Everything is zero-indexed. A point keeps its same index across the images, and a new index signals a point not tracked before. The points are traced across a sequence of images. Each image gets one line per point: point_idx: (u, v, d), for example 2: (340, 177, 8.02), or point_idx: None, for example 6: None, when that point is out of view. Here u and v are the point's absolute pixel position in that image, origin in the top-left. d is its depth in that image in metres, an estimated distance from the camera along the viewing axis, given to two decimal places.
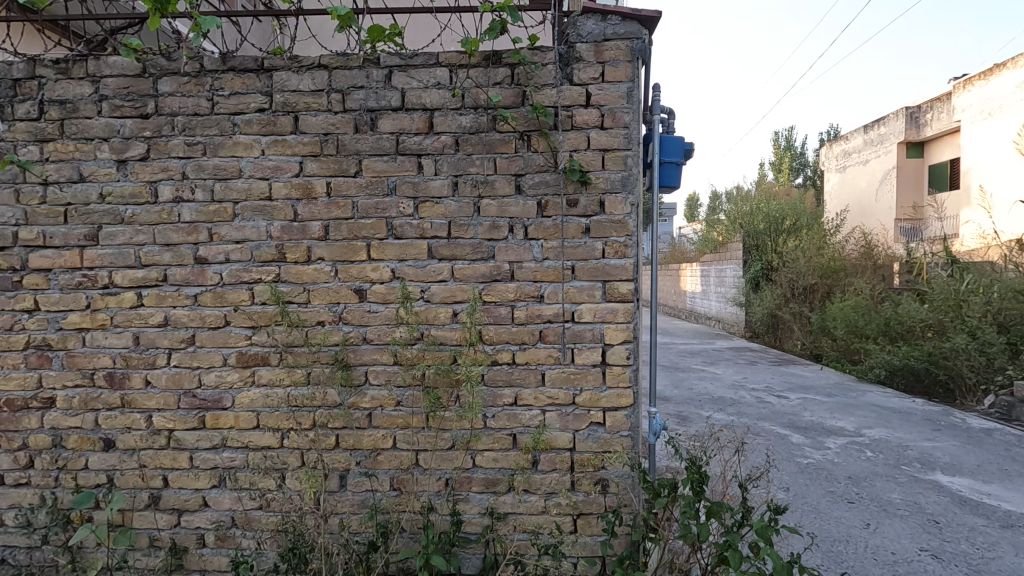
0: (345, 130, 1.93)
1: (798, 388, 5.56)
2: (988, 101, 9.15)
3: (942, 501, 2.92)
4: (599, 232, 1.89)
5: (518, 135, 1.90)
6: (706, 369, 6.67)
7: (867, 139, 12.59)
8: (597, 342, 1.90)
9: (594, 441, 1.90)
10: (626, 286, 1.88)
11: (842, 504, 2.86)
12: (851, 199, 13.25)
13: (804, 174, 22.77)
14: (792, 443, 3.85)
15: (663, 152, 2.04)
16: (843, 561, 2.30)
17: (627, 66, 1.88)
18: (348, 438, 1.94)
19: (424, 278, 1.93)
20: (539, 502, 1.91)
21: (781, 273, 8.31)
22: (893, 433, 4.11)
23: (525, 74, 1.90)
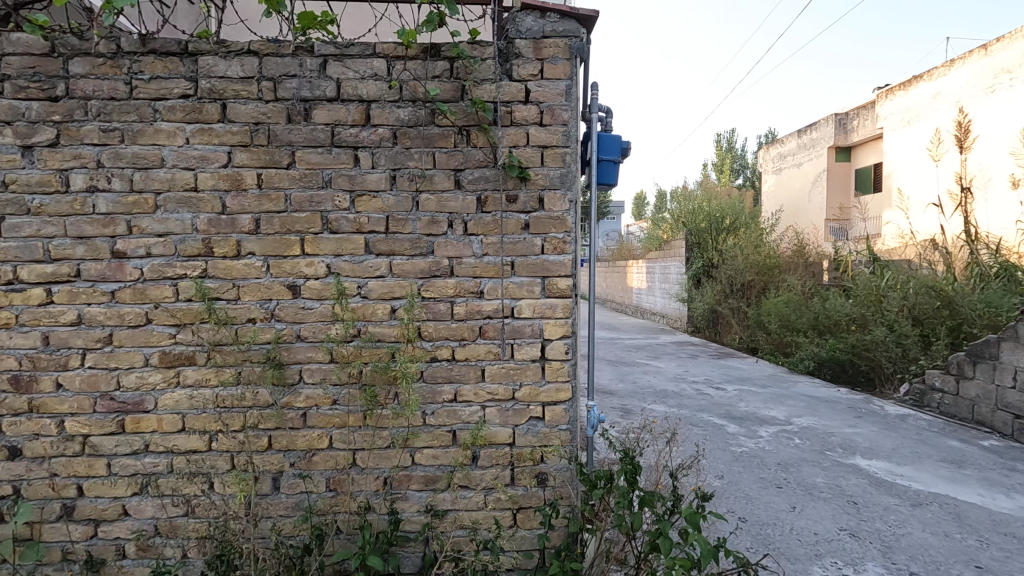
0: (277, 120, 1.86)
1: (735, 380, 5.81)
2: (908, 110, 9.81)
3: (861, 484, 3.12)
4: (538, 228, 1.90)
5: (457, 130, 1.88)
6: (650, 362, 6.87)
7: (801, 143, 13.28)
8: (537, 338, 1.91)
9: (534, 436, 1.92)
10: (564, 281, 1.91)
11: (771, 489, 3.01)
12: (786, 199, 13.95)
13: (744, 175, 23.78)
14: (727, 433, 4.02)
15: (602, 150, 2.08)
16: (770, 543, 2.42)
17: (566, 64, 1.89)
18: (281, 439, 1.88)
19: (361, 273, 1.88)
20: (479, 498, 1.91)
21: (721, 270, 8.65)
22: (819, 420, 4.37)
23: (464, 68, 1.89)
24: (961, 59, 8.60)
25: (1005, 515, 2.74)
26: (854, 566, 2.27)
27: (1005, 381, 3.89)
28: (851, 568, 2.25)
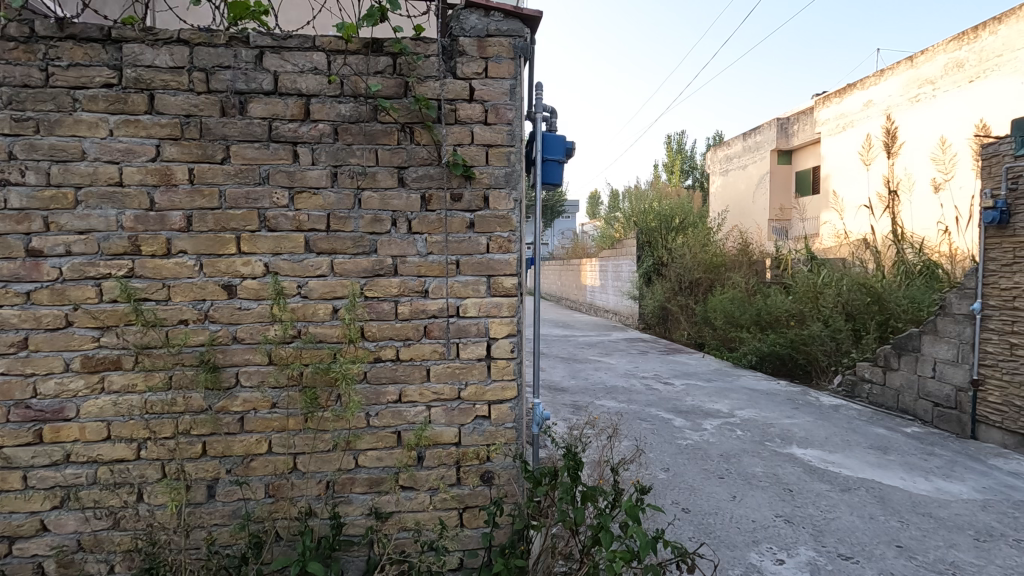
0: (210, 113, 1.78)
1: (682, 375, 5.99)
2: (843, 117, 10.34)
3: (796, 472, 3.28)
4: (483, 227, 1.90)
5: (400, 127, 1.86)
6: (602, 359, 6.99)
7: (745, 145, 13.80)
8: (482, 336, 1.91)
9: (480, 434, 1.92)
10: (510, 280, 1.91)
11: (713, 480, 3.12)
12: (733, 200, 14.49)
13: (693, 176, 24.50)
14: (674, 427, 4.13)
15: (547, 150, 2.10)
16: (711, 532, 2.51)
17: (510, 63, 1.90)
18: (216, 445, 1.81)
19: (301, 272, 1.83)
20: (425, 498, 1.89)
21: (671, 268, 8.90)
22: (759, 412, 4.56)
23: (408, 64, 1.86)
24: (890, 69, 9.13)
25: (923, 497, 2.94)
26: (788, 551, 2.38)
27: (926, 371, 4.17)
28: (785, 552, 2.37)
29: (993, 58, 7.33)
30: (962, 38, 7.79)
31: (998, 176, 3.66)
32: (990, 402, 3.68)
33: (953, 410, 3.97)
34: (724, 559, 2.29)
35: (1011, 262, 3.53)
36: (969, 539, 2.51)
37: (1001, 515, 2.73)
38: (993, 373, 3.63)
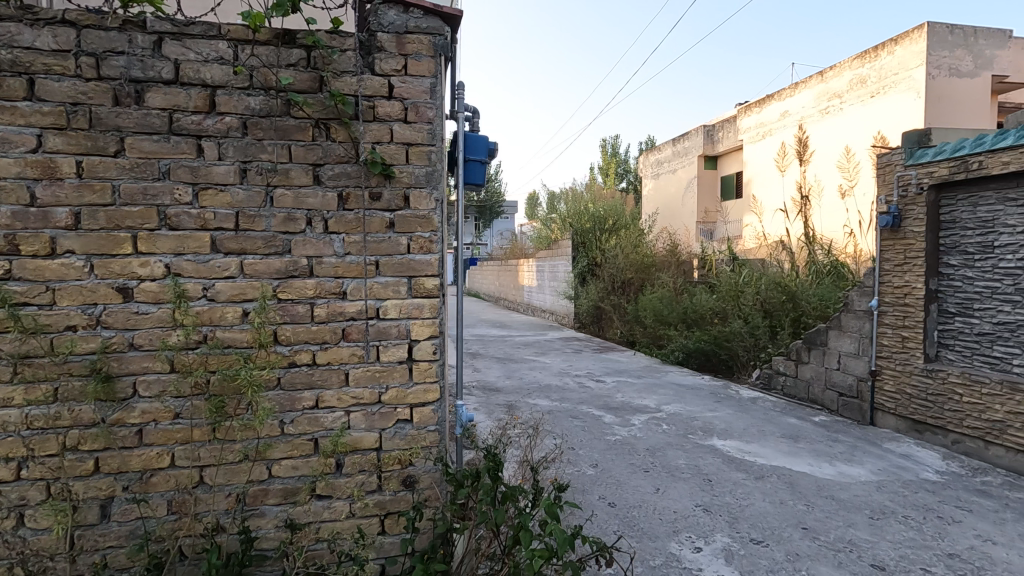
0: (101, 101, 1.65)
1: (614, 373, 6.16)
2: (762, 125, 10.97)
3: (715, 463, 3.44)
4: (404, 227, 1.86)
5: (315, 123, 1.79)
6: (537, 358, 7.07)
7: (675, 150, 14.36)
8: (403, 338, 1.88)
9: (401, 439, 1.88)
10: (431, 281, 1.89)
11: (639, 473, 3.22)
12: (663, 203, 15.08)
13: (627, 178, 25.21)
14: (603, 423, 4.24)
15: (470, 150, 2.10)
16: (635, 525, 2.59)
17: (430, 61, 1.87)
18: (110, 461, 1.67)
19: (207, 273, 1.73)
20: (344, 507, 1.83)
21: (604, 268, 9.13)
22: (684, 406, 4.76)
23: (322, 58, 1.79)
24: (803, 83, 9.79)
25: (827, 481, 3.16)
26: (706, 538, 2.49)
27: (832, 364, 4.49)
28: (702, 540, 2.47)
29: (891, 75, 8.03)
30: (865, 56, 8.47)
31: (891, 184, 3.99)
32: (886, 391, 4.01)
33: (856, 399, 4.29)
34: (645, 550, 2.37)
35: (902, 262, 3.87)
36: (865, 518, 2.72)
37: (893, 494, 2.98)
38: (888, 364, 3.96)
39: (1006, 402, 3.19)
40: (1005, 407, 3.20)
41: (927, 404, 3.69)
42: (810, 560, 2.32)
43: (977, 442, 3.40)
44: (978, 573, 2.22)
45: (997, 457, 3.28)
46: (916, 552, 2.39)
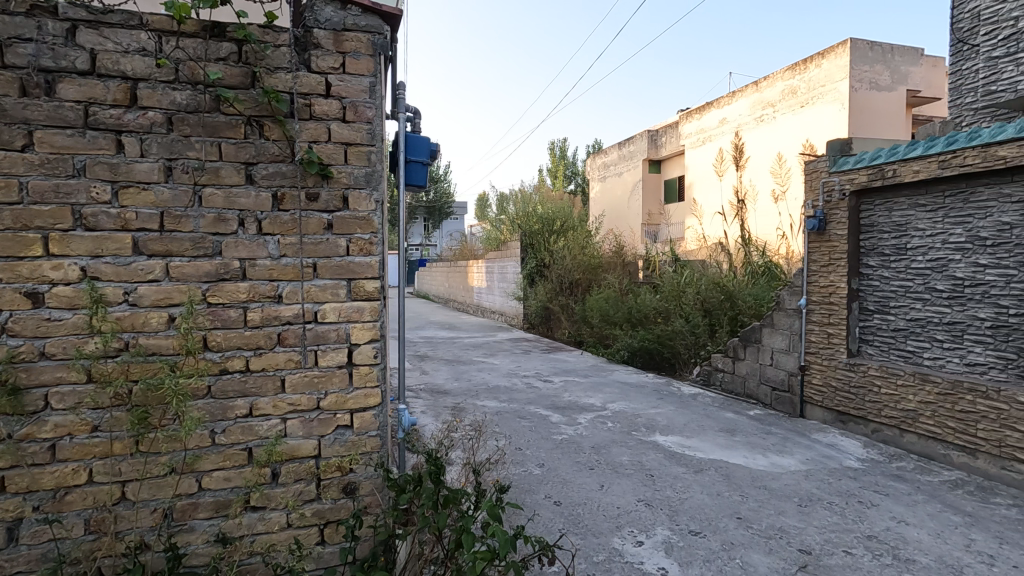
0: (6, 91, 1.53)
1: (562, 372, 6.24)
2: (702, 132, 11.40)
3: (657, 458, 3.54)
4: (343, 228, 1.82)
5: (246, 120, 1.72)
6: (486, 360, 7.07)
7: (620, 154, 14.71)
8: (342, 342, 1.84)
9: (341, 445, 1.84)
10: (372, 284, 1.86)
11: (584, 471, 3.28)
12: (609, 205, 15.42)
13: (575, 181, 25.58)
14: (550, 423, 4.29)
15: (411, 150, 2.12)
16: (579, 522, 2.63)
17: (369, 60, 1.84)
18: (18, 480, 1.55)
19: (128, 277, 1.63)
20: (280, 518, 1.77)
21: (552, 269, 9.24)
22: (628, 404, 4.88)
23: (254, 53, 1.73)
24: (740, 92, 10.25)
25: (760, 472, 3.32)
26: (647, 532, 2.56)
27: (765, 359, 4.72)
28: (644, 534, 2.54)
29: (819, 87, 8.52)
30: (796, 68, 8.96)
31: (816, 189, 4.23)
32: (814, 384, 4.25)
33: (787, 393, 4.53)
34: (588, 546, 2.41)
35: (827, 262, 4.11)
36: (794, 505, 2.87)
37: (820, 482, 3.17)
38: (815, 359, 4.21)
39: (918, 393, 3.44)
40: (917, 398, 3.46)
41: (850, 396, 3.94)
42: (744, 548, 2.43)
43: (893, 430, 3.65)
44: (893, 552, 2.39)
45: (910, 443, 3.54)
46: (839, 536, 2.54)
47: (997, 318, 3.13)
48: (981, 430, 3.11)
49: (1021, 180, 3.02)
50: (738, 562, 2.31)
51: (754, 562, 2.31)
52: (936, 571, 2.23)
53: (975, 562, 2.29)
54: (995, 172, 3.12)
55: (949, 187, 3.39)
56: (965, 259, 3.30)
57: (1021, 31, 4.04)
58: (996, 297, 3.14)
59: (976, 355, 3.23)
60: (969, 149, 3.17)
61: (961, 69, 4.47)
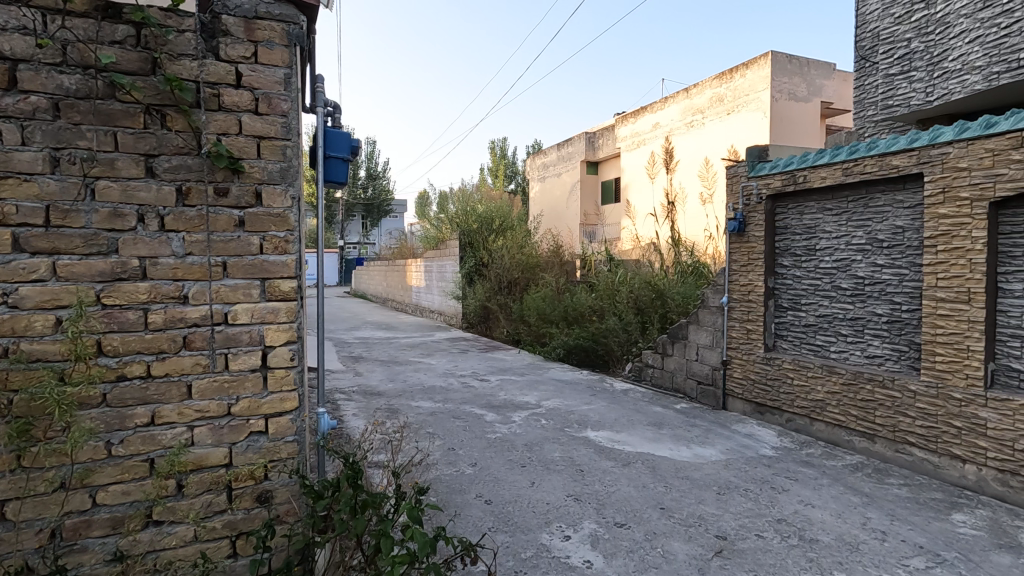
0: None
1: (498, 371, 6.27)
2: (637, 135, 11.75)
3: (588, 453, 3.62)
4: (255, 225, 1.74)
5: (146, 109, 1.61)
6: (422, 360, 6.99)
7: (559, 155, 14.94)
8: (255, 345, 1.76)
9: (254, 452, 1.76)
10: (288, 284, 1.79)
11: (516, 468, 3.31)
12: (548, 206, 15.62)
13: (515, 180, 25.72)
14: (485, 422, 4.29)
15: (330, 147, 2.07)
16: (509, 519, 2.65)
17: (284, 51, 1.77)
18: None
19: (7, 277, 1.49)
20: (184, 532, 1.68)
21: (491, 268, 9.27)
22: (562, 401, 4.96)
23: (154, 37, 1.62)
24: (671, 97, 10.65)
25: (684, 463, 3.47)
26: (574, 527, 2.61)
27: (691, 355, 4.94)
28: (571, 528, 2.59)
29: (743, 95, 9.01)
30: (722, 77, 9.42)
31: (736, 193, 4.46)
32: (735, 378, 4.48)
33: (711, 386, 4.74)
34: (516, 544, 2.43)
35: (746, 262, 4.34)
36: (713, 494, 3.01)
37: (737, 470, 3.34)
38: (736, 354, 4.44)
39: (825, 383, 3.70)
40: (824, 388, 3.72)
41: (767, 388, 4.18)
42: (665, 537, 2.52)
43: (804, 419, 3.90)
44: (799, 533, 2.55)
45: (819, 431, 3.79)
46: (752, 521, 2.69)
47: (892, 314, 3.41)
48: (878, 417, 3.38)
49: (912, 187, 3.30)
50: (659, 551, 2.40)
51: (674, 550, 2.41)
52: (836, 548, 2.41)
53: (869, 539, 2.49)
54: (890, 180, 3.39)
55: (852, 193, 3.66)
56: (865, 259, 3.58)
57: (914, 51, 4.41)
58: (891, 295, 3.42)
59: (874, 348, 3.50)
60: (869, 157, 3.43)
61: (864, 84, 4.83)
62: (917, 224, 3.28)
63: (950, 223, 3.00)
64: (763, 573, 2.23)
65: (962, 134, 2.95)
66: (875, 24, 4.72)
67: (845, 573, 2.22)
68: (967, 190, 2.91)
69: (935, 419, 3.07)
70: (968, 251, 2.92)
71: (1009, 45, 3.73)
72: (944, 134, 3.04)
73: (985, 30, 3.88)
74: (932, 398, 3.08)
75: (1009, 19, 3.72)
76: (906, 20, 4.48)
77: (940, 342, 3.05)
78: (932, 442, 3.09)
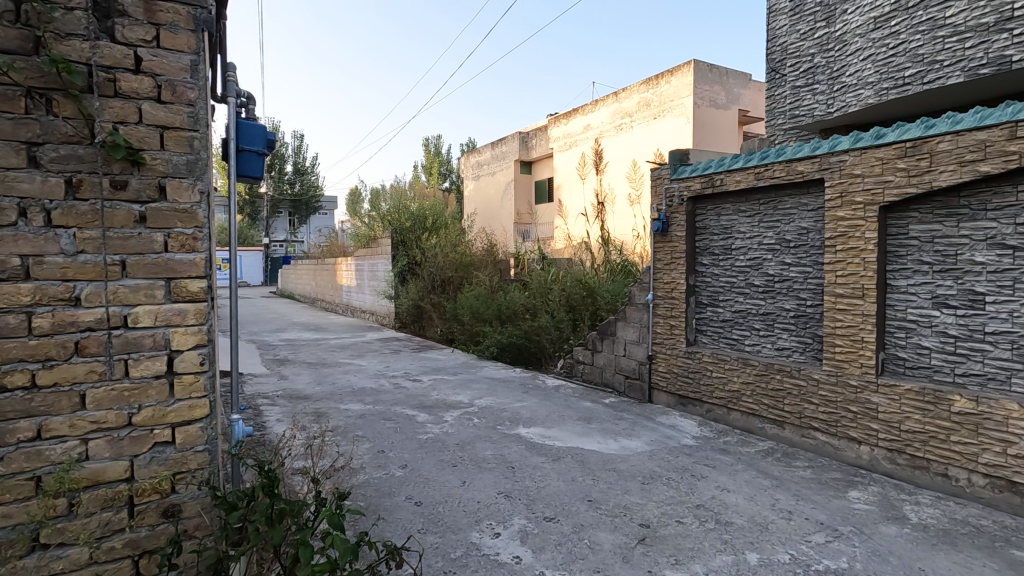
0: None
1: (431, 371, 6.21)
2: (568, 135, 11.98)
3: (519, 450, 3.66)
4: (159, 222, 1.63)
5: (29, 93, 1.47)
6: (352, 361, 6.80)
7: (493, 154, 14.97)
8: (160, 350, 1.64)
9: (159, 464, 1.65)
10: (196, 284, 1.69)
11: (447, 468, 3.29)
12: (482, 204, 15.62)
13: (449, 178, 25.53)
14: (416, 422, 4.23)
15: (244, 140, 2.00)
16: (440, 520, 2.62)
17: (189, 36, 1.66)
18: None
19: None
20: (78, 554, 1.54)
21: (425, 267, 9.16)
22: (495, 399, 4.98)
23: (37, 14, 1.47)
24: (602, 100, 10.94)
25: (611, 455, 3.57)
26: (504, 523, 2.63)
27: (619, 351, 5.10)
28: (501, 525, 2.60)
29: (668, 101, 9.42)
30: (649, 83, 9.80)
31: (660, 195, 4.65)
32: (660, 371, 4.67)
33: (637, 380, 4.92)
34: (445, 544, 2.42)
35: (669, 261, 4.53)
36: (638, 484, 3.12)
37: (661, 460, 3.49)
38: (660, 349, 4.63)
39: (741, 375, 3.94)
40: (740, 379, 3.95)
41: (688, 380, 4.39)
42: (592, 529, 2.59)
43: (722, 409, 4.13)
44: (716, 517, 2.70)
45: (735, 420, 4.03)
46: (674, 508, 2.81)
47: (798, 309, 3.67)
48: (787, 405, 3.63)
49: (814, 191, 3.57)
50: (586, 542, 2.46)
51: (601, 540, 2.48)
52: (748, 530, 2.56)
53: (777, 518, 2.67)
54: (795, 185, 3.65)
55: (762, 196, 3.91)
56: (774, 258, 3.83)
57: (817, 66, 4.76)
58: (797, 291, 3.69)
59: (783, 341, 3.76)
60: (777, 163, 3.68)
61: (774, 94, 5.17)
62: (819, 225, 3.55)
63: (847, 225, 3.27)
64: (682, 557, 2.34)
65: (856, 143, 3.23)
66: (784, 39, 5.06)
67: (756, 552, 2.37)
68: (861, 195, 3.18)
69: (835, 405, 3.34)
70: (862, 251, 3.19)
71: (897, 64, 4.11)
72: (841, 143, 3.31)
73: (876, 49, 4.25)
74: (832, 385, 3.35)
75: (896, 40, 4.10)
76: (810, 36, 4.84)
77: (838, 334, 3.32)
78: (833, 426, 3.36)
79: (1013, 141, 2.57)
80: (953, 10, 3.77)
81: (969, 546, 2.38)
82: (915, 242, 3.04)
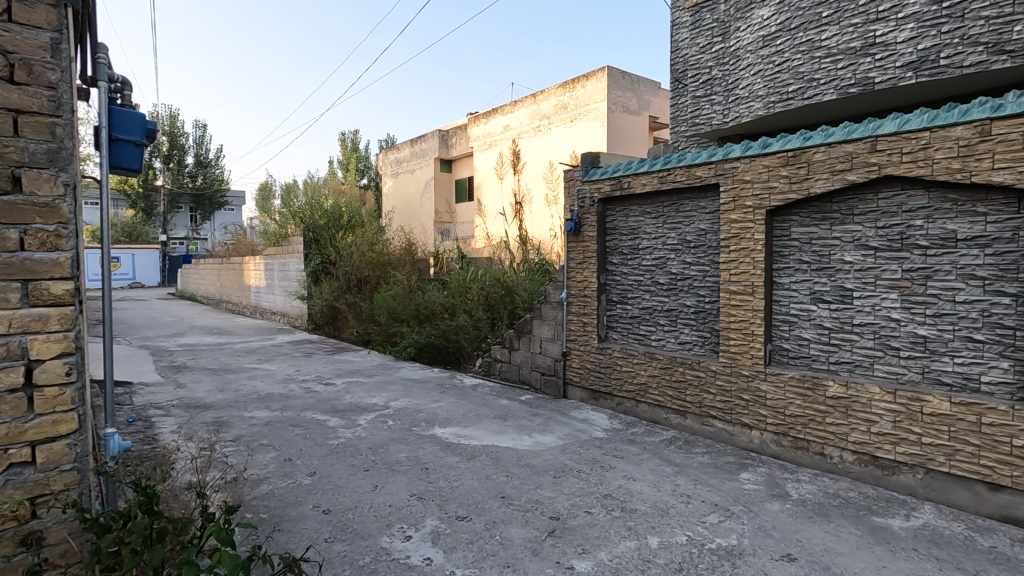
0: None
1: (345, 374, 6.00)
2: (487, 135, 12.02)
3: (434, 451, 3.62)
4: (12, 216, 1.49)
5: None
6: (260, 366, 6.43)
7: (412, 151, 14.72)
8: (15, 360, 1.49)
9: (15, 487, 1.51)
10: (60, 285, 1.56)
11: (359, 473, 3.20)
12: (401, 202, 15.30)
13: (367, 175, 24.81)
14: (327, 428, 4.08)
15: (118, 129, 1.87)
16: (348, 527, 2.55)
17: (48, 11, 1.53)
18: None
19: None
20: None
21: (340, 267, 8.85)
22: (411, 401, 4.90)
23: None
24: (521, 101, 11.09)
25: (526, 451, 3.63)
26: (416, 526, 2.59)
27: (536, 348, 5.19)
28: (413, 528, 2.57)
29: (584, 105, 9.72)
30: (566, 86, 10.07)
31: (573, 197, 4.78)
32: (573, 368, 4.81)
33: (553, 377, 5.03)
34: (355, 551, 2.35)
35: (582, 260, 4.68)
36: (550, 478, 3.20)
37: (573, 454, 3.59)
38: (574, 346, 4.76)
39: (647, 368, 4.14)
40: (646, 372, 4.15)
41: (600, 375, 4.55)
42: (504, 524, 2.62)
43: (631, 402, 4.32)
44: (621, 505, 2.82)
45: (642, 411, 4.23)
46: (583, 499, 2.91)
47: (697, 305, 3.92)
48: (689, 395, 3.86)
49: (711, 196, 3.82)
50: (497, 538, 2.49)
51: (512, 535, 2.52)
52: (651, 515, 2.70)
53: (677, 503, 2.83)
54: (694, 189, 3.89)
55: (665, 200, 4.13)
56: (677, 258, 4.06)
57: (714, 78, 5.09)
58: (696, 289, 3.93)
59: (684, 335, 3.99)
60: (678, 168, 3.90)
61: (678, 103, 5.48)
62: (715, 227, 3.81)
63: (739, 227, 3.53)
64: (590, 546, 2.42)
65: (745, 151, 3.50)
66: (686, 51, 5.36)
67: (656, 535, 2.50)
68: (751, 200, 3.45)
69: (730, 394, 3.60)
70: (751, 251, 3.46)
71: (782, 80, 4.50)
72: (733, 151, 3.57)
73: (765, 65, 4.61)
74: (727, 375, 3.60)
75: (781, 58, 4.48)
76: (708, 50, 5.15)
77: (732, 327, 3.58)
78: (728, 413, 3.61)
79: (874, 153, 2.89)
80: (828, 33, 4.17)
81: (838, 516, 2.65)
82: (796, 243, 3.34)
